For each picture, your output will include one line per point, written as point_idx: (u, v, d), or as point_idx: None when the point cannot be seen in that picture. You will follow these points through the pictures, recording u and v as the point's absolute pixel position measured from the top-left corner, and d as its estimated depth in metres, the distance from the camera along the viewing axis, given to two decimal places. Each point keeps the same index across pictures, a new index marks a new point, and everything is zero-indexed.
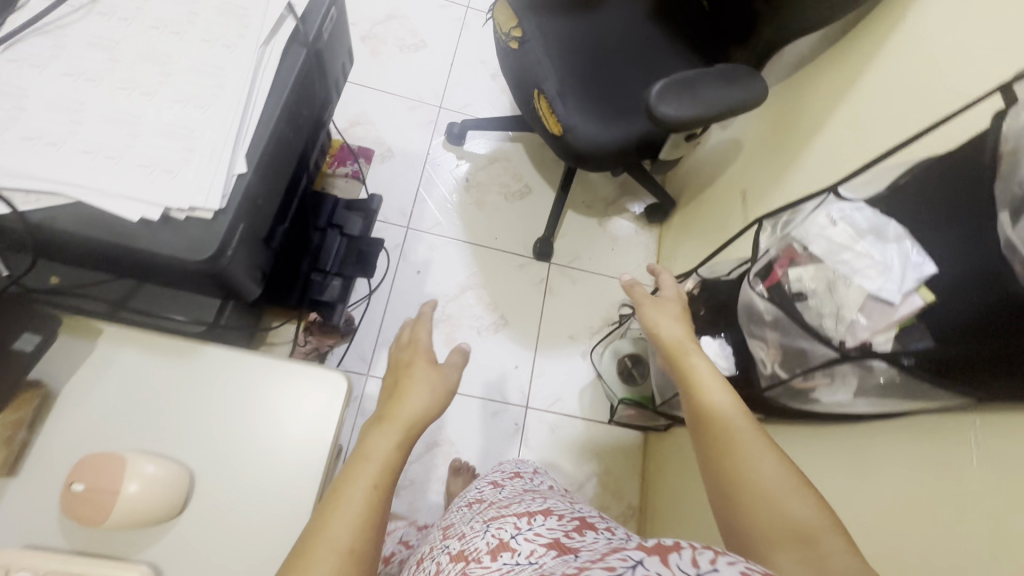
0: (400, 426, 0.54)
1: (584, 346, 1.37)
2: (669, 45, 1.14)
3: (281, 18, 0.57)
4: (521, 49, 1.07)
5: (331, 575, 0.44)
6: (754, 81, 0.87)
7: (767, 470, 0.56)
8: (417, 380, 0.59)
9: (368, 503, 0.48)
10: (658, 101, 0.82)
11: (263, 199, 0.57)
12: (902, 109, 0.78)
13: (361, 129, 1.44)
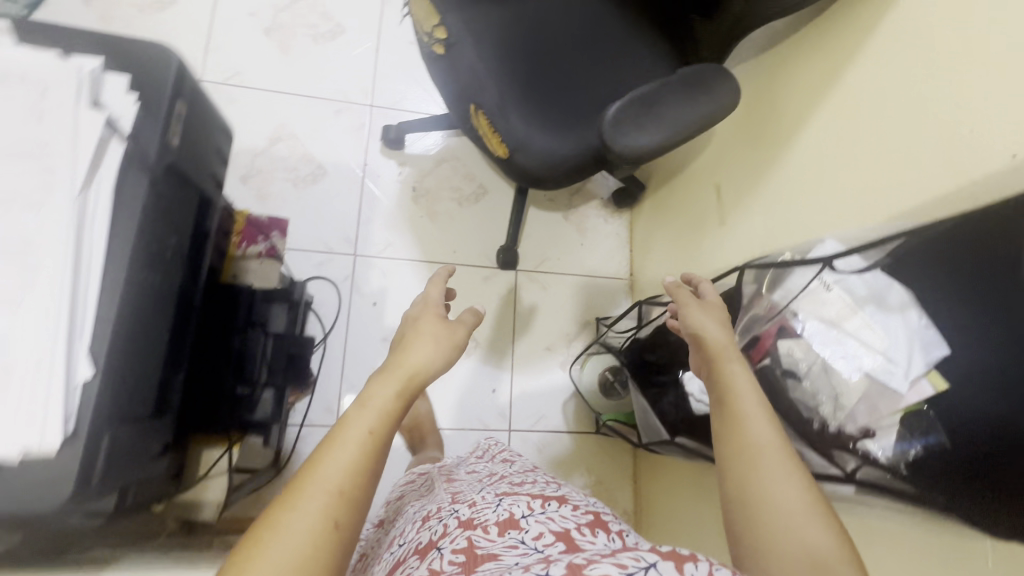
0: (411, 385, 0.54)
1: (563, 355, 1.30)
2: (623, 24, 0.98)
3: (105, 140, 0.51)
4: (449, 54, 0.89)
5: (318, 515, 0.43)
6: (724, 85, 0.74)
7: (787, 495, 0.50)
8: (423, 333, 0.59)
9: (364, 452, 0.47)
10: (615, 132, 0.68)
11: (132, 378, 0.53)
12: (892, 114, 0.66)
13: (283, 145, 1.26)
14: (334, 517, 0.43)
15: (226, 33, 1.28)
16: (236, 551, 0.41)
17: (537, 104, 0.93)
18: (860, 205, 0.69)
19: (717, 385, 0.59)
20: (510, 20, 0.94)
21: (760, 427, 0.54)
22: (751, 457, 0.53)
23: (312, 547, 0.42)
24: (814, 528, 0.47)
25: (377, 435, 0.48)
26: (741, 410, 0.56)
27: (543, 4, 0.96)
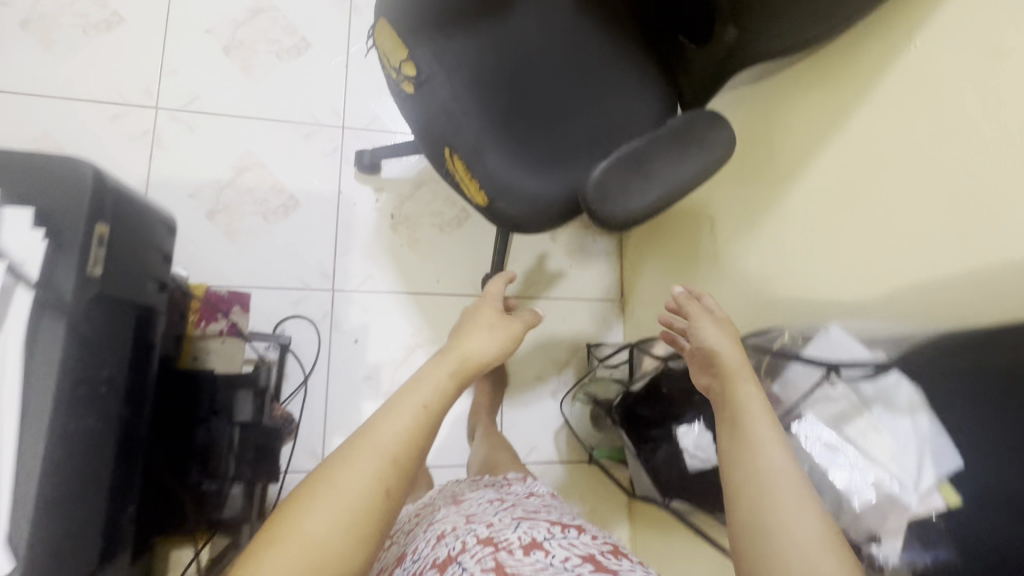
0: (470, 361, 0.68)
1: (554, 384, 1.27)
2: (607, 48, 0.90)
3: (12, 291, 0.57)
4: (420, 94, 0.82)
5: (373, 472, 0.52)
6: (716, 138, 0.68)
7: (798, 525, 0.44)
8: (477, 325, 0.74)
9: (419, 424, 0.57)
10: (602, 200, 0.62)
11: (66, 536, 0.62)
12: (897, 175, 0.60)
13: (250, 176, 1.18)
14: (386, 483, 0.52)
15: (182, 54, 1.18)
16: (294, 500, 0.49)
17: (516, 145, 0.86)
18: (865, 278, 0.64)
19: (725, 405, 0.55)
20: (485, 51, 0.86)
21: (769, 449, 0.49)
22: (761, 483, 0.47)
23: (362, 504, 0.50)
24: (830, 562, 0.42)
25: (433, 415, 0.59)
26: (752, 433, 0.51)
27: (519, 29, 0.88)
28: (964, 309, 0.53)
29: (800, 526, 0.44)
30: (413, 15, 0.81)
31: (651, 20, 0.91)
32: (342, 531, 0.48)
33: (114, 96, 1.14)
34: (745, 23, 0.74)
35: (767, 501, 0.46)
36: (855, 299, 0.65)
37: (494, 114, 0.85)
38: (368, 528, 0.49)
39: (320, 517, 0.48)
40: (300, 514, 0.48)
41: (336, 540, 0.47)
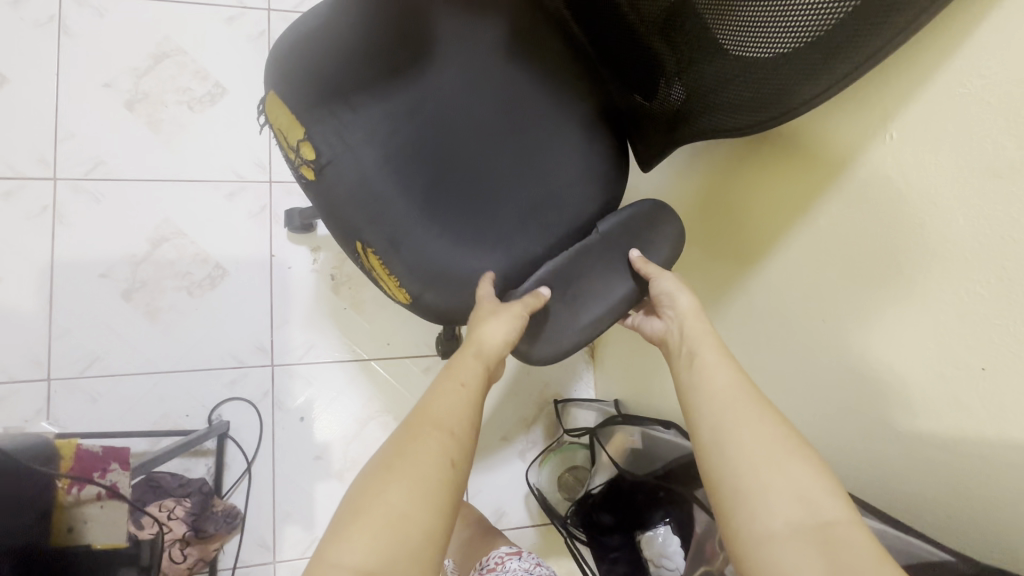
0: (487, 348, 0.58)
1: (522, 442, 1.18)
2: (547, 104, 0.78)
3: None
4: (322, 179, 0.73)
5: (438, 448, 0.47)
6: (660, 238, 0.60)
7: (752, 439, 0.44)
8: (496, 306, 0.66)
9: (466, 403, 0.52)
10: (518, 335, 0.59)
11: None
12: (865, 298, 0.51)
13: (170, 247, 1.06)
14: (450, 456, 0.47)
15: (78, 115, 1.05)
16: (370, 479, 0.44)
17: (440, 226, 0.74)
18: (839, 410, 0.55)
19: (682, 346, 0.55)
20: (398, 117, 0.74)
21: (718, 372, 0.50)
22: (722, 402, 0.48)
23: (436, 475, 0.45)
24: (795, 470, 0.42)
25: (478, 392, 0.54)
26: (703, 363, 0.52)
27: (440, 89, 0.76)
28: (952, 489, 0.45)
29: (755, 438, 0.44)
30: (308, 89, 0.72)
31: (598, 72, 0.79)
32: (424, 503, 0.43)
33: (5, 171, 1.02)
34: (690, 94, 0.64)
35: (726, 418, 0.47)
36: (830, 435, 0.57)
37: (412, 189, 0.73)
38: (447, 501, 0.45)
39: (399, 487, 0.43)
40: (378, 490, 0.43)
41: (418, 513, 0.42)
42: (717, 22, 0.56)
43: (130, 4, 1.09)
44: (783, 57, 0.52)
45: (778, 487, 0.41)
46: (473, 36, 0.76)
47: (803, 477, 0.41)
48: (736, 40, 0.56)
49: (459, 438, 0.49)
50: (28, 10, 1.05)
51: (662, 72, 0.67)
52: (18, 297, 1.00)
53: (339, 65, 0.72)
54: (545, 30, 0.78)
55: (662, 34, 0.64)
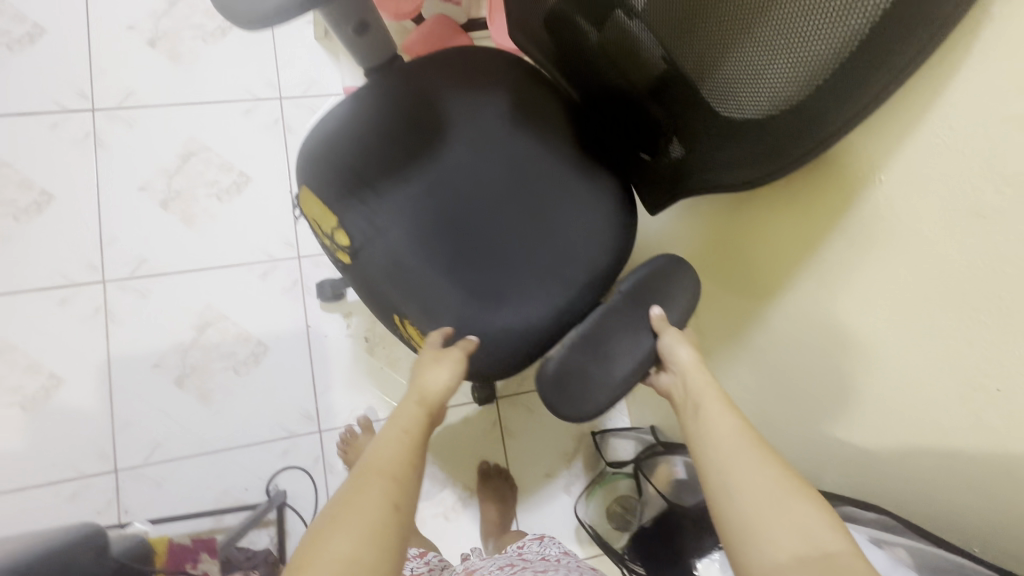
0: (429, 398, 0.67)
1: (565, 477, 1.21)
2: (557, 167, 0.84)
3: None
4: (357, 262, 0.79)
5: (382, 493, 0.52)
6: (681, 289, 0.64)
7: (757, 480, 0.50)
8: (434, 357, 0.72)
9: (406, 449, 0.59)
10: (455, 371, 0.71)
11: None
12: (881, 330, 0.55)
13: (214, 330, 1.13)
14: (395, 500, 0.52)
15: (119, 218, 1.14)
16: (317, 532, 0.48)
17: (471, 292, 0.78)
18: (875, 430, 0.59)
19: (684, 396, 0.61)
20: (422, 197, 0.80)
21: (720, 419, 0.56)
22: (725, 448, 0.54)
23: (382, 520, 0.50)
24: (795, 509, 0.47)
25: (414, 439, 0.61)
26: (706, 409, 0.58)
27: (456, 165, 0.82)
28: (991, 504, 0.49)
29: (761, 480, 0.50)
30: (337, 181, 0.78)
31: (602, 136, 0.87)
32: (368, 548, 0.47)
33: (59, 279, 1.10)
34: (690, 156, 0.71)
35: (731, 463, 0.52)
36: (868, 455, 0.61)
37: (441, 261, 0.78)
38: (394, 540, 0.49)
39: (345, 536, 0.48)
40: (326, 540, 0.47)
41: (364, 556, 0.47)
42: (706, 93, 0.64)
43: (156, 110, 1.18)
44: (769, 122, 0.58)
45: (781, 526, 0.46)
46: (480, 113, 0.83)
47: (805, 517, 0.46)
48: (725, 109, 0.63)
49: (399, 484, 0.54)
50: (65, 130, 1.15)
51: (664, 136, 0.74)
52: (81, 397, 1.07)
53: (362, 156, 0.79)
54: (550, 103, 0.85)
55: (659, 103, 0.71)
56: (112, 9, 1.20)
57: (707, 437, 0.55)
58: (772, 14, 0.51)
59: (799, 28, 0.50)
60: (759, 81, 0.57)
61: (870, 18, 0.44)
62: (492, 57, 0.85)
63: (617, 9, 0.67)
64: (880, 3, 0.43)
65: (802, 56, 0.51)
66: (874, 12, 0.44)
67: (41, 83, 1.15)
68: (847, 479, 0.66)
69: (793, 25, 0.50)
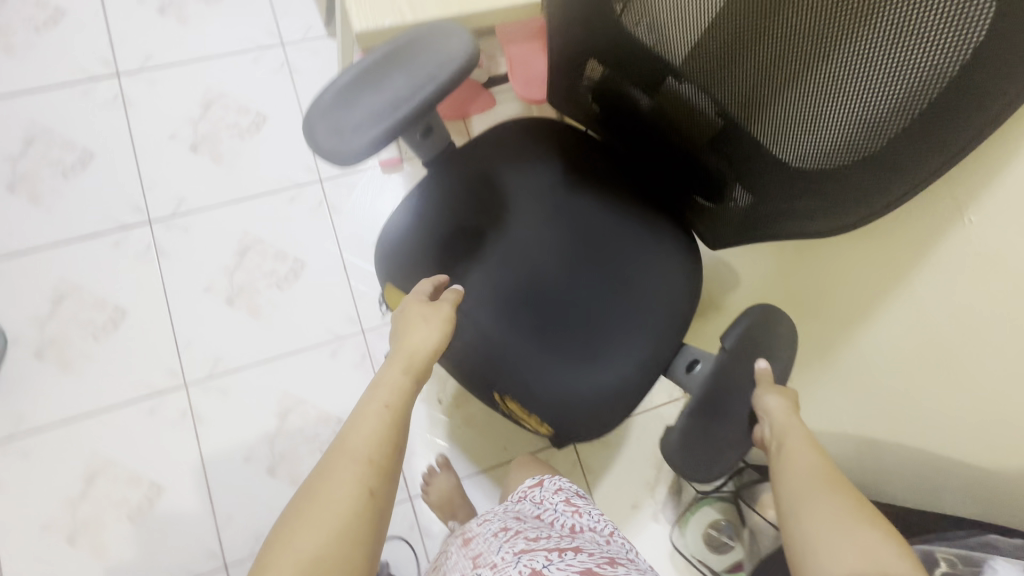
0: (417, 359, 0.69)
1: (653, 507, 1.22)
2: (620, 223, 0.87)
3: None
4: (450, 348, 0.82)
5: (354, 479, 0.55)
6: (779, 336, 0.69)
7: (824, 512, 0.53)
8: (417, 319, 0.72)
9: (382, 425, 0.61)
10: (441, 331, 0.71)
11: None
12: (1006, 341, 0.60)
13: (296, 415, 1.17)
14: (368, 485, 0.55)
15: (190, 322, 1.18)
16: (288, 522, 0.52)
17: (564, 359, 0.82)
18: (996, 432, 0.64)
19: (771, 440, 0.64)
20: (500, 274, 0.83)
21: (803, 460, 0.59)
22: (801, 486, 0.57)
23: (349, 508, 0.53)
24: (866, 537, 0.49)
25: (393, 411, 0.63)
26: (791, 450, 0.61)
27: (523, 238, 0.85)
28: None
29: (829, 511, 0.52)
30: (420, 273, 0.82)
31: (653, 188, 0.89)
32: (334, 538, 0.51)
33: (145, 390, 1.14)
34: (760, 204, 0.73)
35: (802, 498, 0.55)
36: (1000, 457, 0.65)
37: (529, 333, 0.82)
38: (364, 526, 0.53)
39: (310, 532, 0.51)
40: (293, 534, 0.51)
41: (332, 548, 0.50)
42: (771, 145, 0.67)
43: (208, 213, 1.24)
44: (850, 168, 0.61)
45: (841, 549, 0.49)
46: (538, 183, 0.86)
47: (877, 545, 0.48)
48: (792, 157, 0.66)
49: (373, 467, 0.57)
50: (127, 245, 1.20)
51: (725, 186, 0.77)
52: (182, 500, 1.11)
53: (438, 245, 0.83)
54: (596, 163, 0.88)
55: (717, 156, 0.74)
56: (154, 124, 1.27)
57: (788, 469, 0.59)
58: (841, 69, 0.55)
59: (873, 80, 0.54)
60: (833, 130, 0.60)
61: (951, 71, 0.48)
62: (540, 128, 0.89)
63: (667, 76, 0.71)
64: (961, 53, 0.47)
65: (879, 104, 0.55)
66: (955, 61, 0.47)
67: (97, 205, 1.21)
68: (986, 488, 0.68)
69: (865, 77, 0.54)
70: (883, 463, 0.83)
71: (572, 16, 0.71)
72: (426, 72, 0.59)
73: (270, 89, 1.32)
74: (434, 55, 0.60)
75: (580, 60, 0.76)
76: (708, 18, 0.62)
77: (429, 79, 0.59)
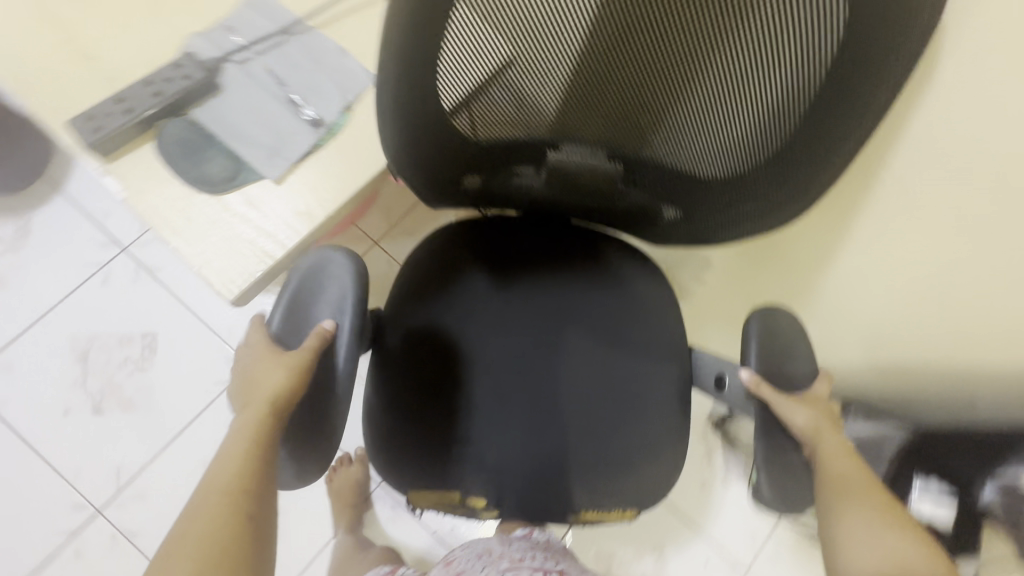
0: (270, 402, 0.54)
1: (719, 477, 1.26)
2: (569, 285, 0.82)
3: None
4: (495, 502, 0.75)
5: (206, 526, 0.47)
6: (788, 331, 0.66)
7: (859, 526, 0.54)
8: (266, 365, 0.56)
9: (244, 461, 0.51)
10: (291, 371, 0.55)
11: None
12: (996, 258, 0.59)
13: None
14: (234, 530, 0.48)
15: None
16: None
17: (610, 444, 0.76)
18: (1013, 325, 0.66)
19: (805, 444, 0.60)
20: (499, 403, 0.77)
21: (842, 465, 0.58)
22: (841, 491, 0.57)
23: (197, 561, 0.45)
24: (903, 558, 0.52)
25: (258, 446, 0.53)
26: (829, 454, 0.59)
27: (490, 355, 0.79)
28: None
29: (866, 525, 0.54)
30: (417, 453, 0.74)
31: (588, 237, 0.84)
32: None
33: None
34: (692, 217, 0.69)
35: (842, 508, 0.56)
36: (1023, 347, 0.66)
37: (553, 443, 0.76)
38: None
39: None
40: None
41: None
42: (680, 166, 0.63)
43: (153, 465, 1.10)
44: (771, 166, 0.56)
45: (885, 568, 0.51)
46: (477, 295, 0.80)
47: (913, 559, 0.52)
48: (704, 166, 0.61)
49: (243, 532, 0.48)
50: (90, 549, 1.05)
51: (649, 211, 0.72)
52: None
53: (424, 420, 0.75)
54: (516, 245, 0.82)
55: (631, 189, 0.69)
56: (39, 411, 1.10)
57: (824, 477, 0.58)
58: (710, 87, 0.51)
59: (755, 91, 0.50)
60: (737, 140, 0.56)
61: (831, 57, 0.44)
62: (447, 248, 0.81)
63: (544, 150, 0.65)
64: (831, 42, 0.43)
65: (771, 110, 0.51)
66: (829, 49, 0.43)
67: (35, 525, 1.05)
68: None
69: (739, 85, 0.50)
70: (912, 373, 0.86)
71: (419, 160, 0.61)
72: (337, 297, 0.60)
73: (139, 304, 1.16)
74: (332, 283, 0.60)
75: (453, 181, 0.67)
76: (555, 94, 0.56)
77: (341, 307, 0.59)
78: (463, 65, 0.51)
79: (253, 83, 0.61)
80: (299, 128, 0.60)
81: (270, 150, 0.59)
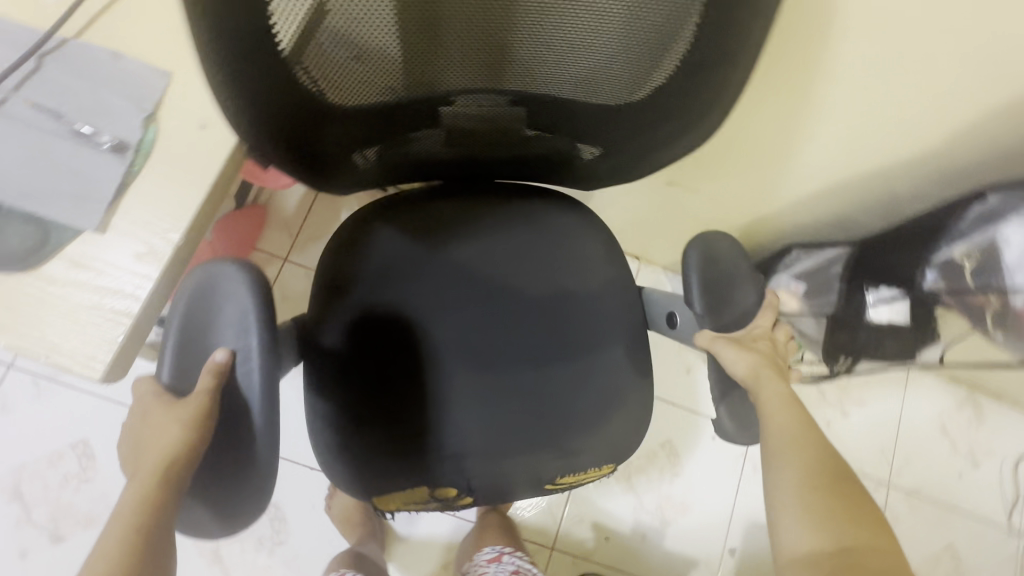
0: (161, 467, 0.50)
1: (700, 358, 1.29)
2: (498, 247, 0.76)
3: None
4: (474, 493, 0.72)
5: None
6: (726, 252, 0.68)
7: (790, 479, 0.60)
8: (158, 424, 0.52)
9: (123, 545, 0.48)
10: (183, 427, 0.51)
11: None
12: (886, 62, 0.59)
13: None
14: None
15: None
16: None
17: (576, 392, 0.74)
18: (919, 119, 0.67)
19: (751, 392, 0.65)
20: (456, 381, 0.73)
21: (783, 417, 0.63)
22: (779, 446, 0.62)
23: None
24: (823, 509, 0.57)
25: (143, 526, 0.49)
26: (769, 404, 0.64)
27: (451, 340, 0.74)
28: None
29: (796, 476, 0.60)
30: (388, 469, 0.69)
31: (516, 191, 0.78)
32: None
33: None
34: (612, 150, 0.63)
35: (778, 461, 0.61)
36: None
37: (530, 412, 0.73)
38: None
39: None
40: None
41: None
42: (588, 97, 0.57)
43: None
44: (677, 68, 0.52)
45: (806, 519, 0.57)
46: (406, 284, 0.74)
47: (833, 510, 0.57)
48: (607, 92, 0.56)
49: None
50: None
51: (568, 155, 0.66)
52: None
53: (378, 424, 0.70)
54: (437, 217, 0.75)
55: (542, 135, 0.64)
56: None
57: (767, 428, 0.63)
58: None
59: None
60: (633, 50, 0.51)
61: None
62: (363, 231, 0.74)
63: (435, 108, 0.59)
64: None
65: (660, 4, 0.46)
66: None
67: None
68: (937, 153, 0.76)
69: None
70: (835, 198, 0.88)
71: (283, 146, 0.54)
72: (237, 323, 0.53)
73: (54, 412, 1.04)
74: (229, 309, 0.53)
75: (343, 159, 0.60)
76: (425, 38, 0.50)
77: (245, 334, 0.52)
78: (315, 11, 0.44)
79: (23, 126, 0.53)
80: (101, 161, 0.54)
81: (75, 197, 0.52)
